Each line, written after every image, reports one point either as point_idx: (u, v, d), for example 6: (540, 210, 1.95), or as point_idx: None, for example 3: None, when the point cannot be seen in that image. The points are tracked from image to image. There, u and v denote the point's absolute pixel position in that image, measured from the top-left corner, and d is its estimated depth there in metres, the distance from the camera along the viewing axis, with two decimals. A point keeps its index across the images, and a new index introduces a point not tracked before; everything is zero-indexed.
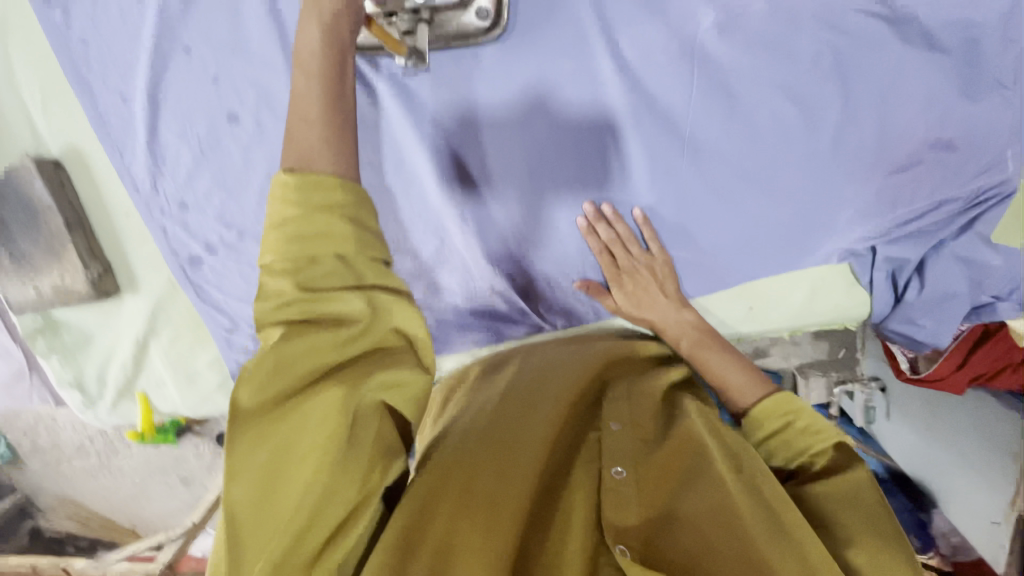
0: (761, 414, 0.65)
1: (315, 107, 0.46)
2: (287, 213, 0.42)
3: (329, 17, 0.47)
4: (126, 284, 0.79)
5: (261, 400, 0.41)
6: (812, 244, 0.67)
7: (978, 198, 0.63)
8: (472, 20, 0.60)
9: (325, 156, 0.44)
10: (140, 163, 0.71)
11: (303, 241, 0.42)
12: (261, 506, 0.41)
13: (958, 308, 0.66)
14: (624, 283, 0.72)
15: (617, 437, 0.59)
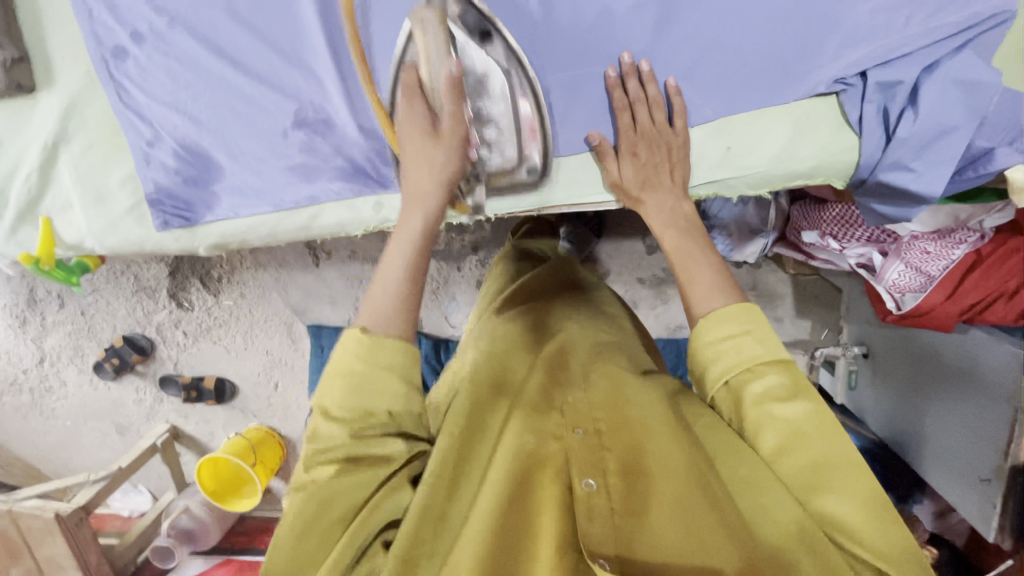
0: (718, 320, 0.59)
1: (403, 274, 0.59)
2: (354, 363, 0.53)
3: (433, 212, 0.63)
4: (43, 76, 0.71)
5: (300, 525, 0.51)
6: (798, 69, 0.61)
7: (974, 22, 0.57)
8: (523, 176, 0.70)
9: (397, 328, 0.56)
10: None
11: (361, 394, 0.53)
12: (300, 536, 0.51)
13: (955, 145, 0.59)
14: (638, 156, 0.65)
15: (584, 444, 0.57)
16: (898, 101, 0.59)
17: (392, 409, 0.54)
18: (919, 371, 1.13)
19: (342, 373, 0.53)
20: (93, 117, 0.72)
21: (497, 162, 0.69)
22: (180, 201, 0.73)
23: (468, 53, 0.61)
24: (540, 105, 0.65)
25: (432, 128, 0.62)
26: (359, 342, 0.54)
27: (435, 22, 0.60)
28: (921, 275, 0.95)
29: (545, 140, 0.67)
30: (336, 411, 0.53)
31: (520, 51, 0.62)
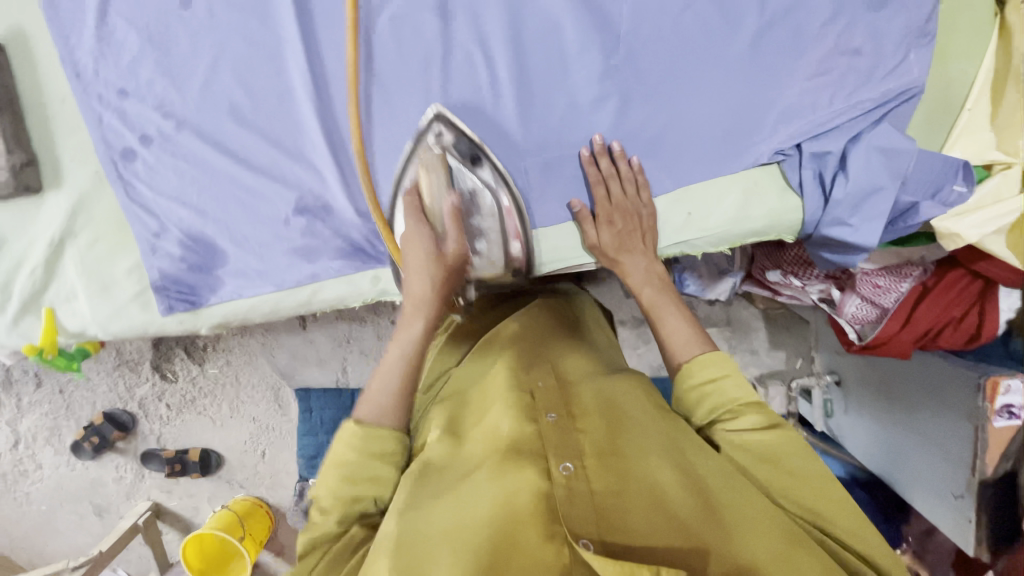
0: (698, 365, 0.67)
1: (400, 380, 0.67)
2: (348, 456, 0.63)
3: (431, 323, 0.71)
4: (50, 178, 0.75)
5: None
6: (741, 143, 0.70)
7: (889, 97, 0.67)
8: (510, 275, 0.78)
9: (391, 420, 0.65)
10: (86, 47, 0.71)
11: (354, 482, 0.62)
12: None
13: (884, 203, 0.67)
14: (614, 224, 0.71)
15: (556, 428, 0.65)
16: (831, 167, 0.68)
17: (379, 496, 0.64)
18: (885, 395, 1.21)
19: (338, 462, 0.63)
20: (99, 212, 0.76)
21: (485, 266, 0.77)
22: (185, 285, 0.77)
23: (462, 178, 0.71)
24: (524, 222, 0.73)
25: (434, 248, 0.70)
26: (354, 430, 0.63)
27: (436, 158, 0.70)
28: (876, 307, 1.05)
29: (529, 250, 0.75)
30: (328, 501, 0.62)
31: (507, 173, 0.72)
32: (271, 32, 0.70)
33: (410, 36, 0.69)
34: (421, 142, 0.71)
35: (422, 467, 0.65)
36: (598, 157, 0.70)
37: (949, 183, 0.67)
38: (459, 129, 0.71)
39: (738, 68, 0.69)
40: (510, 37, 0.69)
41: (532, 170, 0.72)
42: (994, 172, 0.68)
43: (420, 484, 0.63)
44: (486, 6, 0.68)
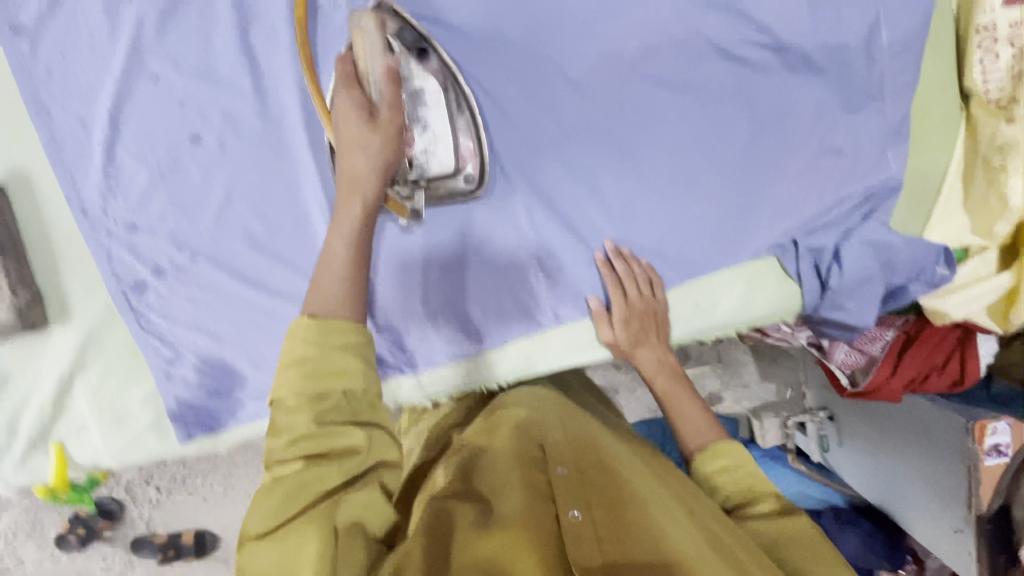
0: (710, 454, 0.70)
1: (342, 264, 0.60)
2: (306, 352, 0.54)
3: (370, 199, 0.63)
4: (57, 314, 0.73)
5: (266, 525, 0.51)
6: (740, 240, 0.74)
7: (872, 193, 0.73)
8: (461, 185, 0.71)
9: (343, 310, 0.58)
10: (92, 185, 0.70)
11: (318, 376, 0.53)
12: (272, 515, 0.51)
13: (875, 289, 0.73)
14: (630, 323, 0.74)
15: (566, 482, 0.62)
16: (826, 260, 0.73)
17: (348, 389, 0.55)
18: (878, 435, 1.26)
19: (294, 358, 0.54)
20: (111, 345, 0.75)
21: (435, 168, 0.70)
22: (203, 411, 0.76)
23: (409, 71, 0.67)
24: (477, 123, 0.70)
25: (369, 109, 0.62)
26: (305, 326, 0.55)
27: (367, 17, 0.65)
28: (864, 354, 1.10)
29: (481, 153, 0.71)
30: (292, 400, 0.53)
31: (453, 65, 0.69)
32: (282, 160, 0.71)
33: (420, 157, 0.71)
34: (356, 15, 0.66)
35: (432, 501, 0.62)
36: (611, 262, 0.74)
37: (932, 266, 0.73)
38: (404, 19, 0.68)
39: (733, 170, 0.73)
40: (518, 152, 0.72)
41: (547, 274, 0.75)
42: (971, 254, 0.75)
43: (433, 514, 0.59)
44: (493, 125, 0.71)
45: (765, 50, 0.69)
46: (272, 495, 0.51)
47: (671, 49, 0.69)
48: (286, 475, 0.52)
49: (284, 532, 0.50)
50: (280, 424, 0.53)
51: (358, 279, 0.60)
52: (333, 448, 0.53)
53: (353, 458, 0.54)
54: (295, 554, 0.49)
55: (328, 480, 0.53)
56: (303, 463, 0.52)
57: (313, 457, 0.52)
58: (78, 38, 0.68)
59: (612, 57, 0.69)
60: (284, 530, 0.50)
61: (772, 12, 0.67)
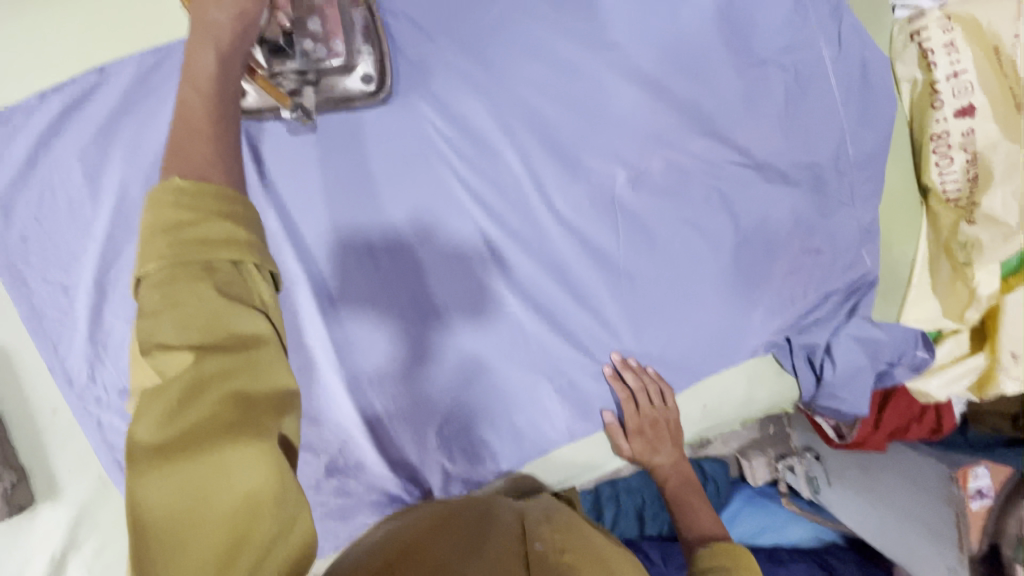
0: (713, 553, 0.68)
1: (200, 115, 0.38)
2: (179, 216, 0.33)
3: (226, 47, 0.43)
4: (44, 492, 0.68)
5: (160, 440, 0.30)
6: (738, 342, 0.77)
7: (855, 287, 0.78)
8: (358, 82, 0.64)
9: (218, 168, 0.37)
10: (77, 353, 0.66)
11: (199, 245, 0.33)
12: (175, 424, 0.30)
13: (865, 378, 0.77)
14: (644, 433, 0.75)
15: (541, 560, 0.53)
16: (819, 354, 0.77)
17: (238, 261, 0.35)
18: (868, 478, 1.30)
19: (156, 231, 0.33)
20: (107, 517, 0.70)
21: (323, 55, 0.59)
22: None
23: None
24: (373, 22, 0.63)
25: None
26: (169, 191, 0.34)
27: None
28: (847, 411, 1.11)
29: (383, 55, 0.64)
30: (161, 275, 0.33)
31: None
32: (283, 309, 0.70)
33: (421, 291, 0.71)
34: None
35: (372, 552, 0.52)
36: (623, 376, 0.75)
37: (913, 349, 0.78)
38: None
39: (725, 279, 0.76)
40: (519, 277, 0.73)
41: (557, 392, 0.76)
42: (945, 335, 0.82)
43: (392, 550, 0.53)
44: (493, 254, 0.71)
45: (744, 168, 0.73)
46: (166, 395, 0.31)
47: (659, 172, 0.72)
48: (173, 372, 0.31)
49: (182, 456, 0.30)
50: (177, 298, 0.32)
51: (224, 135, 0.38)
52: (225, 341, 0.33)
53: (270, 353, 0.34)
54: (204, 481, 0.31)
55: (249, 379, 0.33)
56: (197, 356, 0.32)
57: (208, 344, 0.32)
58: (56, 204, 0.64)
59: (603, 183, 0.71)
60: (183, 458, 0.30)
61: (750, 137, 0.71)
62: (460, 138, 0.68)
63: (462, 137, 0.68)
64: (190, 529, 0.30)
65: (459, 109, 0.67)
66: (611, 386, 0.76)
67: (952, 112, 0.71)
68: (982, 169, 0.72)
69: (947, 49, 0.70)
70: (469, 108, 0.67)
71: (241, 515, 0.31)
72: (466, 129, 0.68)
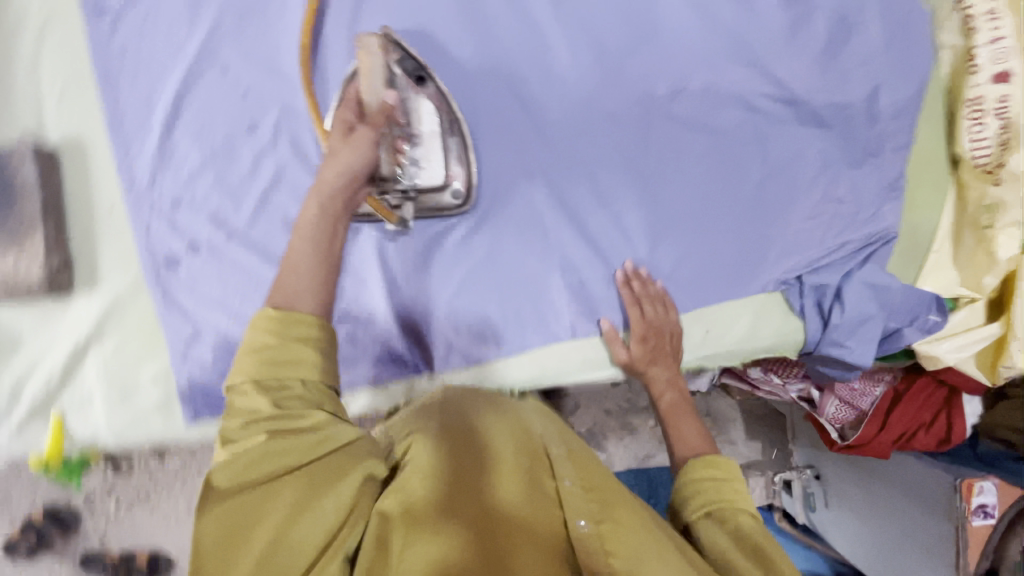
0: (704, 464, 0.68)
1: (304, 262, 0.58)
2: (267, 342, 0.52)
3: (326, 197, 0.60)
4: (84, 280, 0.74)
5: (235, 483, 0.47)
6: (751, 273, 0.79)
7: (871, 240, 0.79)
8: (448, 198, 0.75)
9: (309, 298, 0.56)
10: (145, 158, 0.74)
11: (277, 364, 0.51)
12: (245, 473, 0.48)
13: (873, 329, 0.77)
14: (647, 341, 0.77)
15: (572, 492, 0.53)
16: (829, 297, 0.78)
17: (307, 379, 0.52)
18: (865, 492, 1.26)
19: (254, 348, 0.52)
20: (133, 318, 0.75)
21: (424, 177, 0.72)
22: (215, 393, 0.76)
23: (402, 85, 0.70)
24: (466, 146, 0.74)
25: (352, 126, 0.64)
26: (267, 318, 0.53)
27: (378, 40, 0.68)
28: (855, 409, 1.12)
29: (469, 174, 0.75)
30: (250, 383, 0.51)
31: (450, 95, 0.74)
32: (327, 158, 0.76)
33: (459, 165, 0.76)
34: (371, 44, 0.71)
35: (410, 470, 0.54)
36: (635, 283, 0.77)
37: (926, 312, 0.79)
38: (407, 50, 0.72)
39: (745, 211, 0.78)
40: (551, 168, 0.77)
41: (568, 288, 0.79)
42: (961, 303, 0.81)
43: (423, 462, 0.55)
44: (532, 143, 0.76)
45: (778, 102, 0.77)
46: (238, 460, 0.48)
47: (697, 93, 0.76)
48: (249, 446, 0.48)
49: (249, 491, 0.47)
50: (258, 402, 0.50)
51: (323, 277, 0.57)
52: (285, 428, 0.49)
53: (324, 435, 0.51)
54: (262, 512, 0.47)
55: (297, 454, 0.49)
56: (266, 436, 0.48)
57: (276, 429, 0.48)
58: (159, 24, 0.73)
59: (644, 93, 0.76)
60: (247, 502, 0.47)
61: (786, 72, 0.76)
62: (520, 33, 0.76)
63: (522, 34, 0.76)
64: (235, 548, 0.45)
65: (523, 9, 0.76)
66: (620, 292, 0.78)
67: (988, 77, 0.75)
68: (1013, 134, 0.73)
69: (987, 16, 0.75)
70: (534, 9, 0.76)
71: (272, 531, 0.46)
72: (527, 28, 0.76)
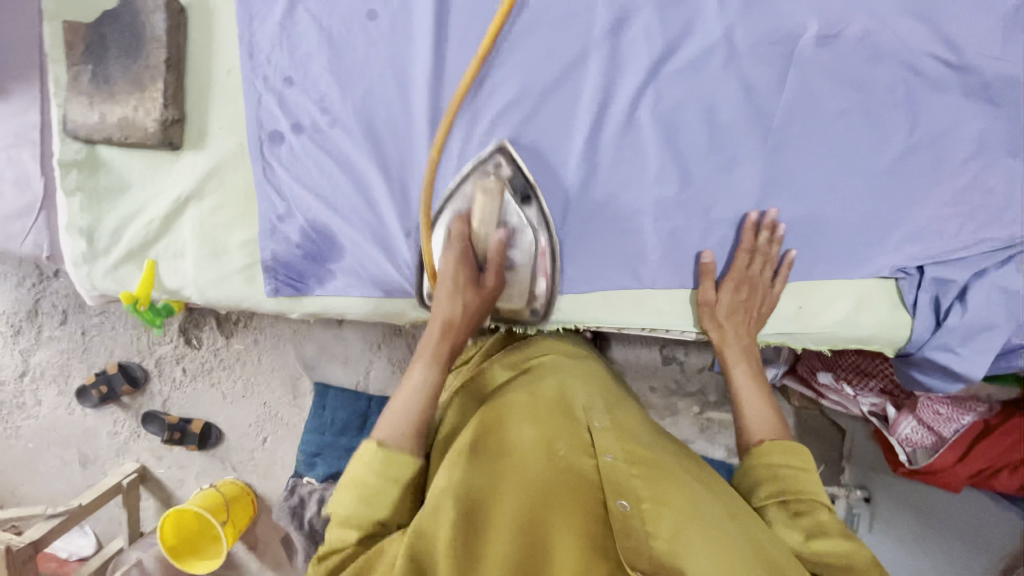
0: (777, 449, 0.68)
1: (414, 393, 0.70)
2: (364, 476, 0.61)
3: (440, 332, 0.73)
4: (193, 140, 0.77)
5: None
6: (864, 254, 0.72)
7: (1015, 242, 0.69)
8: (526, 314, 0.80)
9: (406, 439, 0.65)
10: (266, 29, 0.74)
11: (370, 504, 0.60)
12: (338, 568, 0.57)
13: (994, 340, 0.69)
14: (738, 293, 0.73)
15: (610, 466, 0.60)
16: (949, 296, 0.71)
17: (397, 514, 0.62)
18: (914, 523, 1.17)
19: (356, 482, 0.61)
20: (230, 183, 0.78)
21: (509, 302, 0.79)
22: (295, 271, 0.79)
23: (510, 212, 0.74)
24: (553, 248, 0.75)
25: (471, 279, 0.73)
26: (374, 455, 0.62)
27: (493, 185, 0.73)
28: (933, 433, 1.03)
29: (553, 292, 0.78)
30: (349, 516, 0.60)
31: (550, 217, 0.75)
32: (437, 55, 0.73)
33: (570, 86, 0.72)
34: (481, 164, 0.73)
35: (468, 464, 0.62)
36: (753, 238, 0.72)
37: None
38: (518, 164, 0.73)
39: (873, 186, 0.70)
40: (667, 103, 0.71)
41: (657, 235, 0.74)
42: None
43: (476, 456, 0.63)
44: (651, 71, 0.71)
45: (944, 66, 0.67)
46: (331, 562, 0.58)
47: (851, 42, 0.68)
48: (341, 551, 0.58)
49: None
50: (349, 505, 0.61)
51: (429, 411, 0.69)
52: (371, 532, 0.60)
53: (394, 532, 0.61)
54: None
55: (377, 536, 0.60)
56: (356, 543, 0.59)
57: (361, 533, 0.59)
58: None
59: (789, 34, 0.68)
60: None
61: (962, 30, 0.66)
62: None
63: None
64: None
65: None
66: (739, 233, 0.73)
67: None
68: None
69: None
70: None
71: None
72: None
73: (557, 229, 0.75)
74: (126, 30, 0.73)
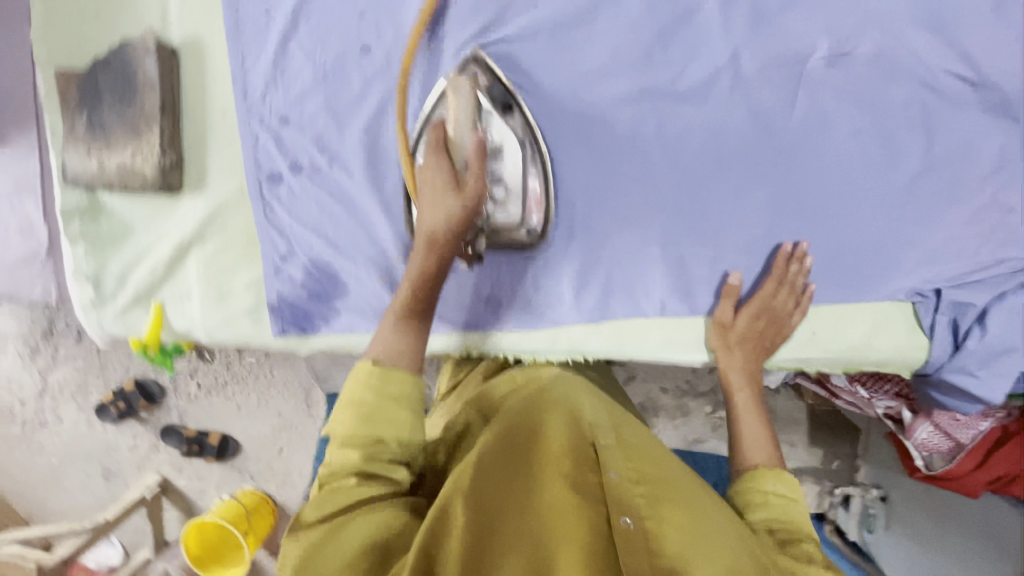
0: (764, 478, 0.65)
1: (399, 321, 0.64)
2: (365, 395, 0.57)
3: (426, 247, 0.66)
4: (192, 183, 0.76)
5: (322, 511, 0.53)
6: (878, 278, 0.70)
7: None
8: (522, 236, 0.74)
9: (405, 358, 0.62)
10: (260, 70, 0.73)
11: (371, 423, 0.56)
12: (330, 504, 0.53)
13: (1014, 363, 0.68)
14: (757, 320, 0.71)
15: (619, 484, 0.51)
16: (968, 319, 0.69)
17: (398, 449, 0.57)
18: (935, 527, 1.15)
19: (353, 402, 0.57)
20: (231, 226, 0.77)
21: (501, 219, 0.73)
22: (300, 312, 0.78)
23: (490, 121, 0.70)
24: (547, 172, 0.72)
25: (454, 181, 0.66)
26: (371, 373, 0.59)
27: (467, 86, 0.70)
28: (950, 439, 1.01)
29: (547, 211, 0.73)
30: (346, 438, 0.56)
31: (536, 127, 0.71)
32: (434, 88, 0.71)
33: (571, 115, 0.71)
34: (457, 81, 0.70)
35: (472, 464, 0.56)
36: (783, 264, 0.70)
37: None
38: (495, 75, 0.70)
39: (887, 208, 0.68)
40: (672, 129, 0.69)
41: (665, 263, 0.73)
42: None
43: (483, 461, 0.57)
44: (655, 97, 0.69)
45: (961, 83, 0.64)
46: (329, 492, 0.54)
47: (863, 61, 0.65)
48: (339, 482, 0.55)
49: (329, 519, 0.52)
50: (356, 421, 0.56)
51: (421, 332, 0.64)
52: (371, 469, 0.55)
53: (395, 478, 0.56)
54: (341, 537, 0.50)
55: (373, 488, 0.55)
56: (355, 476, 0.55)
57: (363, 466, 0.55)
58: None
59: (798, 55, 0.66)
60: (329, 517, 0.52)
61: (980, 45, 0.63)
62: None
63: None
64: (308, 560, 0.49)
65: None
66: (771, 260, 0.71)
67: None
68: None
69: None
70: None
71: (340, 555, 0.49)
72: None
73: (546, 147, 0.72)
74: (119, 75, 0.72)
